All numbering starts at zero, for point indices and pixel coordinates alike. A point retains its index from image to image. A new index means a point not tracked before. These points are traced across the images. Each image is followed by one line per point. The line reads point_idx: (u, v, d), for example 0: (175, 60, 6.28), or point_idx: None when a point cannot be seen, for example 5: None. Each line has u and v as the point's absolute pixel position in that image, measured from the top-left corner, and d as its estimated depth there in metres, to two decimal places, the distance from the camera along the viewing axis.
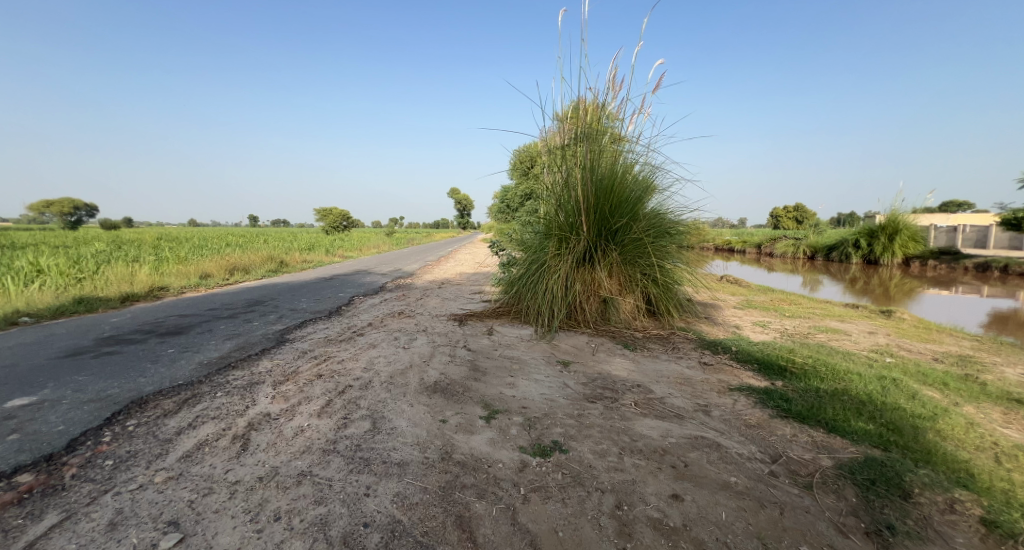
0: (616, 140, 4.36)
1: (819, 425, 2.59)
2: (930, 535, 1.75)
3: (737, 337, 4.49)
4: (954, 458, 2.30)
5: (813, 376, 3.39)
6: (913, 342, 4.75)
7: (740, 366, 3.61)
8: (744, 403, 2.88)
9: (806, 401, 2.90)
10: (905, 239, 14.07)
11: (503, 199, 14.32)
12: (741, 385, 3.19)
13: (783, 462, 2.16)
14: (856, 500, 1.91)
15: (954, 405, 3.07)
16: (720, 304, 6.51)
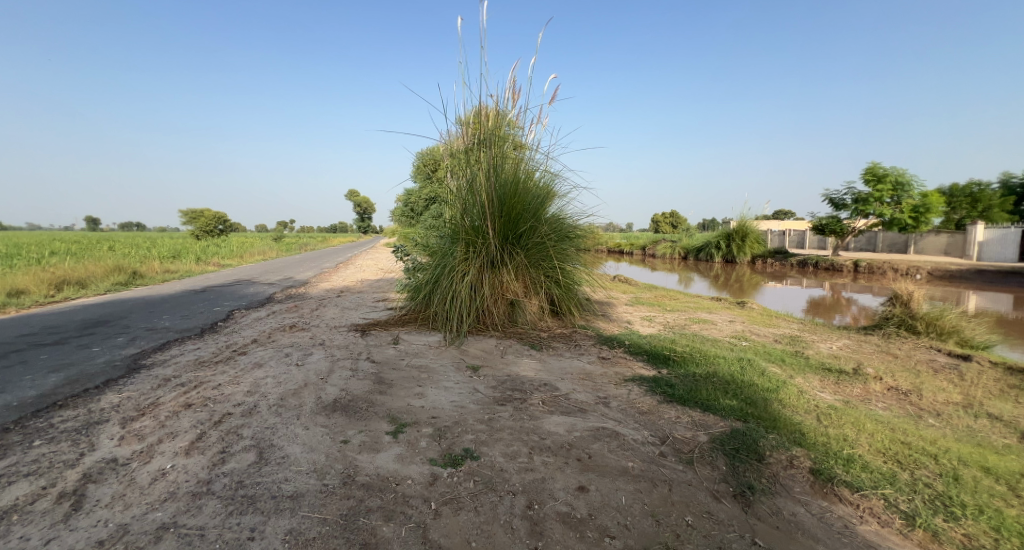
0: (517, 147, 4.45)
1: (697, 405, 2.87)
2: (779, 489, 2.03)
3: (628, 331, 4.84)
4: (793, 422, 2.70)
5: (692, 362, 3.77)
6: (761, 327, 5.59)
7: (631, 358, 3.89)
8: (636, 391, 3.10)
9: (686, 385, 3.21)
10: (750, 242, 16.60)
11: (405, 203, 13.93)
12: (634, 375, 3.43)
13: (670, 442, 2.36)
14: (725, 468, 2.14)
15: (790, 376, 3.65)
16: (614, 302, 6.98)
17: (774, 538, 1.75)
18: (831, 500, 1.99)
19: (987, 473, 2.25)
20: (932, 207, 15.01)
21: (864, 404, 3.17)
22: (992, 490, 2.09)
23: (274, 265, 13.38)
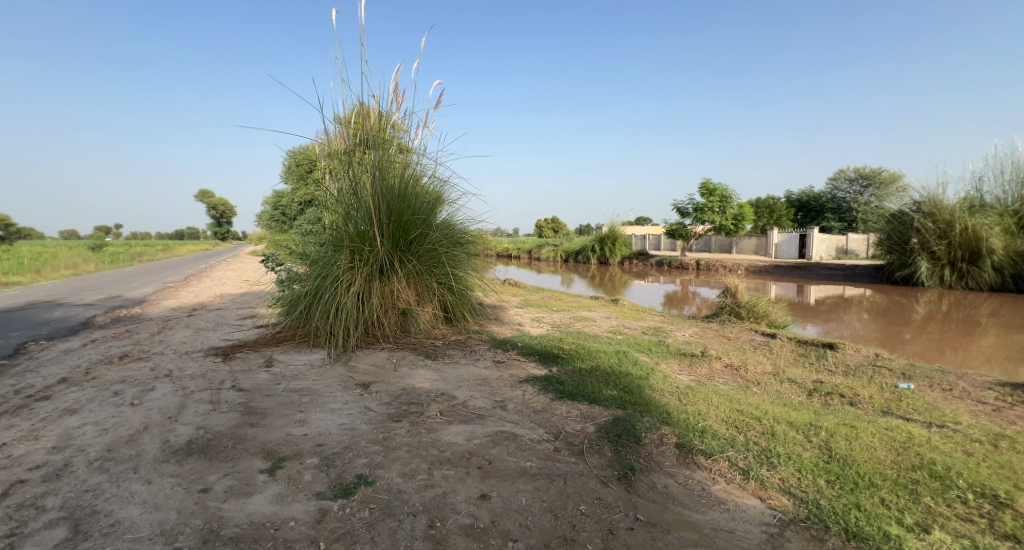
0: (403, 151, 4.25)
1: (585, 399, 3.00)
2: (653, 466, 2.19)
3: (519, 333, 4.93)
4: (661, 404, 2.97)
5: (578, 358, 3.96)
6: (632, 321, 6.13)
7: (522, 359, 3.94)
8: (531, 391, 3.13)
9: (575, 380, 3.35)
10: (620, 245, 18.29)
11: (273, 207, 12.52)
12: (528, 375, 3.48)
13: (562, 436, 2.41)
14: (611, 454, 2.26)
15: (659, 364, 4.03)
16: (505, 305, 7.08)
17: (653, 511, 1.86)
18: (694, 469, 2.21)
19: (789, 426, 2.68)
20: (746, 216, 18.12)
21: (711, 381, 3.63)
22: (794, 439, 2.51)
23: (93, 281, 10.90)
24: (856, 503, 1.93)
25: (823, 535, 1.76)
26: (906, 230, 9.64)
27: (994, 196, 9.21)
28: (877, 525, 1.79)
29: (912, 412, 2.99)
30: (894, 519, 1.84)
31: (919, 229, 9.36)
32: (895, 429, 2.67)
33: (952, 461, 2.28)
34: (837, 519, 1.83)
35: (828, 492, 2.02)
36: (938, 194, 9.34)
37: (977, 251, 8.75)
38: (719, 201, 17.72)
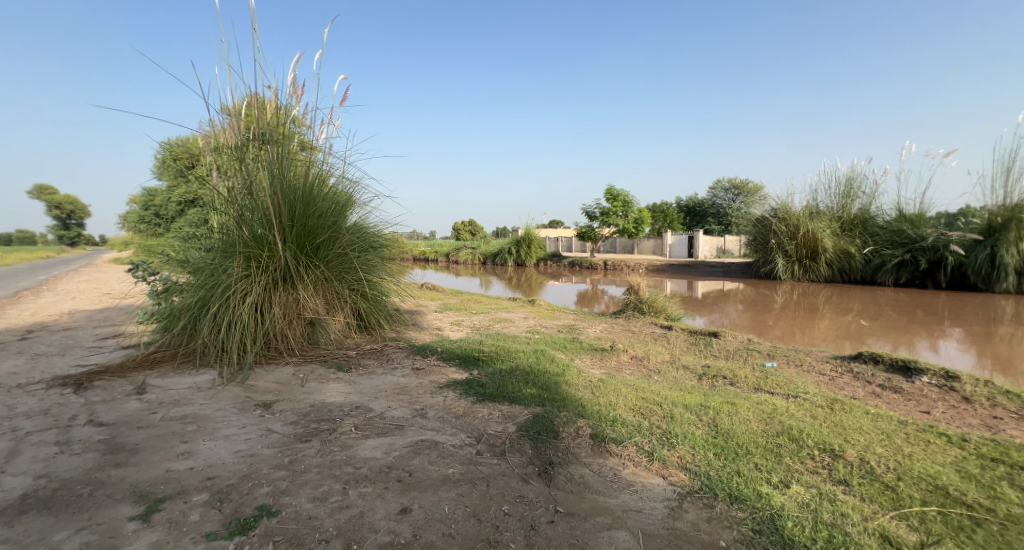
0: (305, 148, 3.92)
1: (505, 399, 2.99)
2: (570, 458, 2.25)
3: (438, 338, 4.81)
4: (576, 398, 3.06)
5: (498, 360, 3.95)
6: (549, 320, 6.30)
7: (442, 364, 3.84)
8: (451, 397, 3.05)
9: (495, 382, 3.33)
10: (535, 247, 18.76)
11: (146, 208, 10.90)
12: (448, 381, 3.39)
13: (484, 439, 2.39)
14: (531, 452, 2.28)
15: (575, 360, 4.16)
16: (422, 310, 6.88)
17: (571, 501, 1.89)
18: (607, 456, 2.29)
19: (684, 408, 2.89)
20: (644, 219, 19.77)
21: (619, 373, 3.83)
22: (688, 419, 2.72)
23: None
24: (736, 470, 2.15)
25: (712, 501, 1.92)
26: (766, 233, 11.08)
27: (826, 205, 10.57)
28: (751, 487, 2.00)
29: (774, 386, 3.41)
30: (764, 480, 2.07)
31: (775, 231, 10.80)
32: (763, 403, 2.99)
33: (803, 424, 2.63)
34: (722, 486, 2.01)
35: (716, 463, 2.22)
36: (788, 203, 10.81)
37: (815, 250, 10.33)
38: (622, 205, 18.99)
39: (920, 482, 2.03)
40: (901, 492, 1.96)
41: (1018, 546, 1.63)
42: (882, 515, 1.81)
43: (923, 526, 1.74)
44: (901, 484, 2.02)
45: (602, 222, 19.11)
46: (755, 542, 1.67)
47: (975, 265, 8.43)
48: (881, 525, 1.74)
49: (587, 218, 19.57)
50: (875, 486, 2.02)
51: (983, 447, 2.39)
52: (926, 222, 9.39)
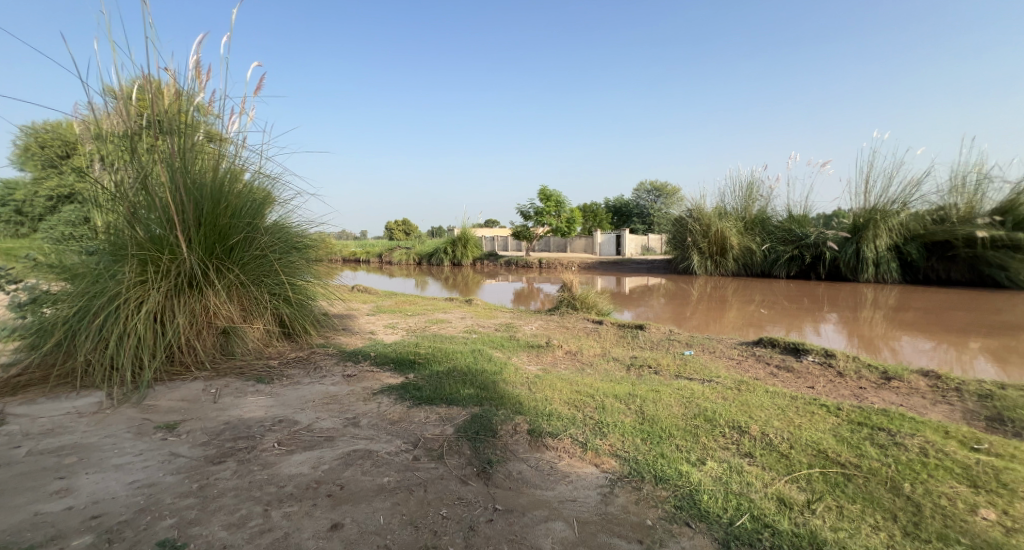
0: (214, 140, 3.55)
1: (442, 402, 2.90)
2: (509, 455, 2.23)
3: (371, 342, 4.58)
4: (513, 395, 3.05)
5: (435, 362, 3.83)
6: (486, 319, 6.24)
7: (376, 369, 3.65)
8: (386, 402, 2.91)
9: (432, 384, 3.22)
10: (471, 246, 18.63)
11: (12, 205, 9.31)
12: (383, 386, 3.23)
13: (421, 444, 2.30)
14: (469, 452, 2.23)
15: (512, 358, 4.15)
16: (353, 313, 6.52)
17: (509, 498, 1.87)
18: (543, 451, 2.30)
19: (614, 398, 2.98)
20: (576, 219, 20.40)
21: (555, 368, 3.88)
22: (618, 409, 2.81)
23: None
24: (661, 453, 2.26)
25: (640, 484, 2.00)
26: (683, 231, 11.90)
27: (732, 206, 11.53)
28: (673, 467, 2.12)
29: (692, 372, 3.64)
30: (684, 459, 2.20)
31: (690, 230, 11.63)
32: (683, 388, 3.16)
33: (715, 406, 2.82)
34: (649, 469, 2.11)
35: (643, 448, 2.32)
36: (700, 204, 11.69)
37: (723, 247, 11.24)
38: (554, 205, 19.43)
39: (807, 449, 2.28)
40: (793, 459, 2.19)
41: (877, 495, 1.90)
42: (778, 480, 2.01)
43: (811, 487, 1.96)
44: (793, 451, 2.25)
45: (535, 221, 19.44)
46: (678, 518, 1.77)
47: (845, 258, 9.55)
48: (778, 489, 1.94)
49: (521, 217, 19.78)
50: (772, 455, 2.23)
51: (854, 413, 2.71)
52: (810, 222, 10.60)
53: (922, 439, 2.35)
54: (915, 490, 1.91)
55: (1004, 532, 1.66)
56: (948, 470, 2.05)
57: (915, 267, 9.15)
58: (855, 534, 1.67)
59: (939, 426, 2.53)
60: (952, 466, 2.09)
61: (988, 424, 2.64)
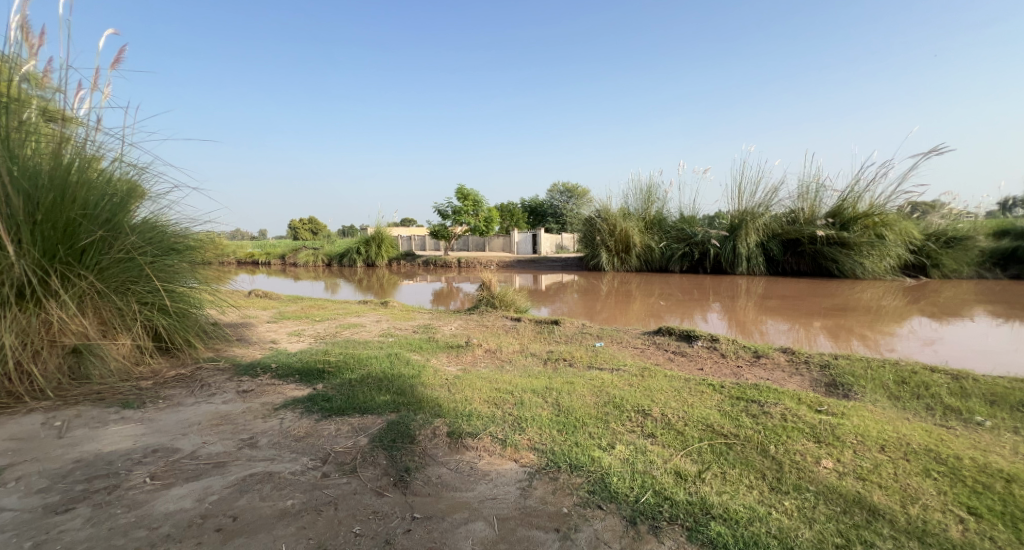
0: (55, 120, 2.94)
1: (355, 411, 2.66)
2: (427, 460, 2.11)
3: (272, 351, 4.08)
4: (432, 398, 2.88)
5: (347, 370, 3.49)
6: (403, 322, 5.93)
7: (278, 381, 3.25)
8: (290, 418, 2.60)
9: (343, 394, 2.94)
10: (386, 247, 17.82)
11: None
12: (286, 400, 2.88)
13: (331, 459, 2.11)
14: (385, 462, 2.08)
15: (430, 360, 3.96)
16: (250, 321, 5.82)
17: (427, 505, 1.77)
18: (463, 452, 2.20)
19: (533, 393, 2.95)
20: (493, 218, 20.49)
21: (475, 368, 3.77)
22: (536, 403, 2.77)
23: None
24: (575, 442, 2.26)
25: (557, 474, 2.00)
26: (592, 230, 12.49)
27: (634, 205, 12.34)
28: (587, 454, 2.14)
29: (603, 362, 3.77)
30: (595, 445, 2.23)
31: (598, 229, 12.25)
32: (594, 378, 3.23)
33: (622, 392, 2.91)
34: (565, 458, 2.11)
35: (560, 439, 2.30)
36: (607, 204, 12.34)
37: (627, 244, 11.97)
38: (472, 204, 19.31)
39: (699, 425, 2.42)
40: (687, 435, 2.32)
41: (751, 458, 2.08)
42: (676, 455, 2.12)
43: (701, 458, 2.10)
44: (687, 428, 2.39)
45: (453, 220, 19.17)
46: (591, 502, 1.80)
47: (725, 254, 10.62)
48: (676, 464, 2.05)
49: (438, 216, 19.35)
50: (670, 433, 2.35)
51: (732, 389, 2.95)
52: (697, 223, 11.68)
53: (781, 406, 2.61)
54: (778, 450, 2.12)
55: (837, 476, 1.91)
56: (798, 429, 2.31)
57: (776, 262, 10.41)
58: (735, 495, 1.82)
59: (792, 394, 2.84)
60: (805, 426, 2.34)
61: (827, 389, 3.06)
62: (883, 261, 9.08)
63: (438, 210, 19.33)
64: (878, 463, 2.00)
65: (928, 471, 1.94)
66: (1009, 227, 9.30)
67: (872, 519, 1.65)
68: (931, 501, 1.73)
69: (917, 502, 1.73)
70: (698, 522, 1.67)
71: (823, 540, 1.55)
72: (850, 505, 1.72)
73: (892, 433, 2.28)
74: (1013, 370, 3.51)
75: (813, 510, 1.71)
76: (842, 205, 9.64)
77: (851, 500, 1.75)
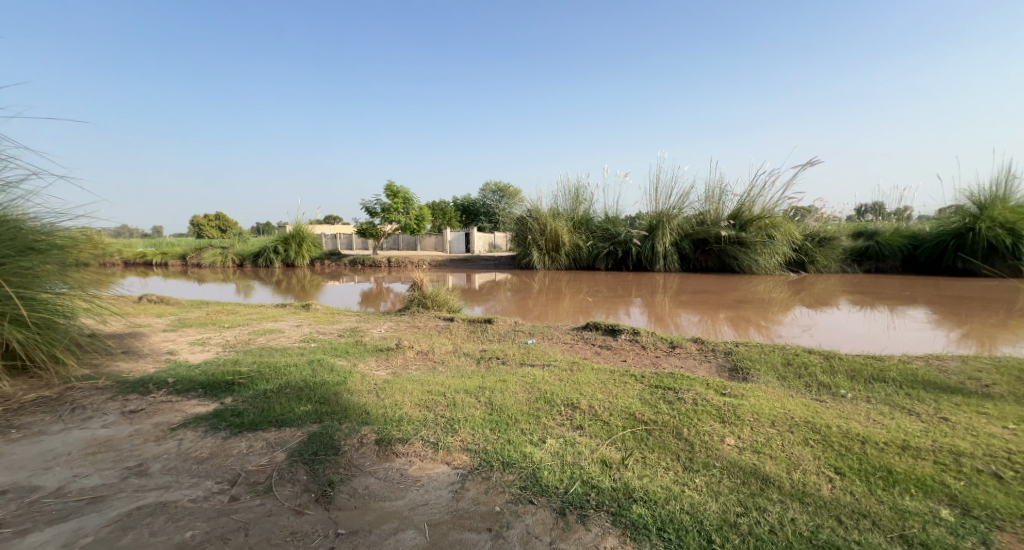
0: None
1: (270, 424, 2.34)
2: (353, 471, 1.90)
3: (170, 364, 3.50)
4: (359, 404, 2.61)
5: (260, 380, 3.07)
6: (327, 325, 5.46)
7: (176, 398, 2.78)
8: (190, 437, 2.23)
9: (256, 407, 2.58)
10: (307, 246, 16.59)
11: None
12: (187, 418, 2.46)
13: (242, 479, 1.85)
14: (306, 477, 1.85)
15: (356, 365, 3.64)
16: (141, 331, 5.03)
17: (353, 518, 1.61)
18: (393, 459, 2.00)
19: (465, 393, 2.78)
20: (424, 217, 19.95)
21: (405, 371, 3.52)
22: (469, 403, 2.62)
23: None
24: (507, 439, 2.15)
25: (490, 473, 1.87)
26: (524, 229, 12.59)
27: (563, 205, 12.61)
28: (519, 450, 2.04)
29: (534, 358, 3.71)
30: (528, 441, 2.14)
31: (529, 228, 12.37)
32: (526, 375, 3.15)
33: (553, 387, 2.86)
34: (498, 456, 1.99)
35: (492, 437, 2.18)
36: (537, 203, 12.48)
37: (557, 243, 12.20)
38: (402, 202, 18.57)
39: (622, 413, 2.42)
40: (612, 424, 2.30)
41: (667, 441, 2.11)
42: (602, 444, 2.09)
43: (624, 445, 2.09)
44: (612, 417, 2.38)
45: (382, 218, 18.35)
46: (522, 497, 1.71)
47: (645, 252, 11.19)
48: (601, 453, 2.01)
49: (366, 214, 18.36)
50: (597, 423, 2.32)
51: (651, 378, 3.02)
52: (620, 222, 12.20)
53: (692, 391, 2.70)
54: (690, 432, 2.17)
55: (739, 451, 1.98)
56: (706, 412, 2.38)
57: (689, 260, 11.16)
58: (654, 477, 1.82)
59: (702, 380, 2.96)
60: (711, 408, 2.43)
61: (729, 373, 3.25)
62: (772, 258, 10.08)
63: (365, 207, 18.34)
64: (768, 436, 2.10)
65: (806, 439, 2.07)
66: (864, 228, 10.67)
67: (764, 486, 1.73)
68: (808, 466, 1.85)
69: (797, 468, 1.84)
70: (622, 506, 1.65)
71: (726, 512, 1.60)
72: (747, 476, 1.79)
73: (779, 409, 2.41)
74: (873, 349, 3.99)
75: (719, 484, 1.76)
76: (741, 208, 10.59)
77: (748, 471, 1.83)
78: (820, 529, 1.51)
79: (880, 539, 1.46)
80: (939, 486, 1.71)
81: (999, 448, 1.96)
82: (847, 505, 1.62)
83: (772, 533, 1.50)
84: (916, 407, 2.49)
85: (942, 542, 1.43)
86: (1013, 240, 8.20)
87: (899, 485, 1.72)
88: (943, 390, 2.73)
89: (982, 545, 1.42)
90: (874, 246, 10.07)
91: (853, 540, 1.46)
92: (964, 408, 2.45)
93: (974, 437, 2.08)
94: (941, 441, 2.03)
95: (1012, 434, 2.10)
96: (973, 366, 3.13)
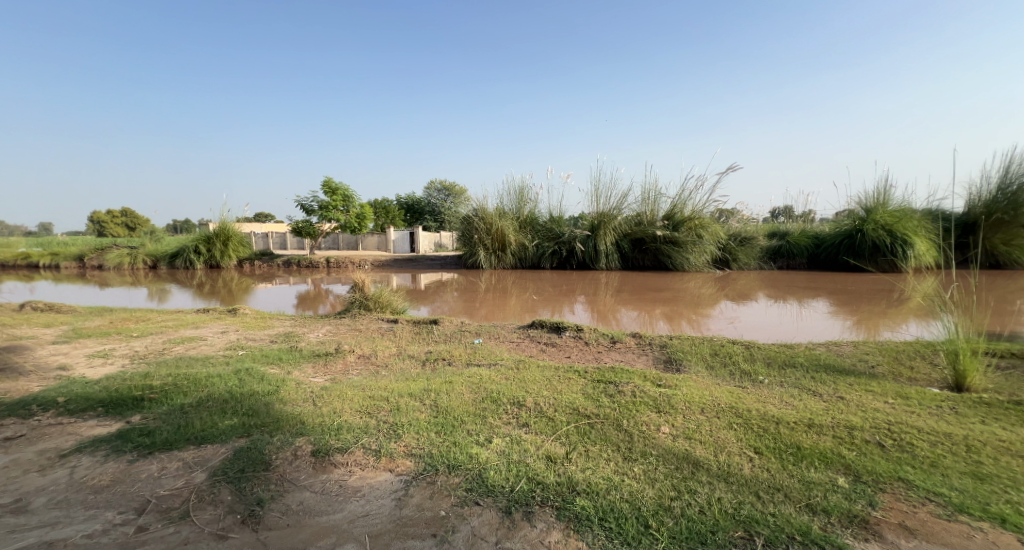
0: None
1: (187, 443, 2.09)
2: (286, 486, 1.74)
3: (61, 382, 3.02)
4: (293, 415, 2.41)
5: (176, 394, 2.75)
6: (256, 331, 5.03)
7: (70, 419, 2.41)
8: (87, 464, 1.93)
9: (170, 425, 2.29)
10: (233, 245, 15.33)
11: None
12: (85, 442, 2.14)
13: (152, 507, 1.62)
14: (230, 498, 1.66)
15: (289, 373, 3.37)
16: (27, 344, 4.35)
17: (284, 538, 1.46)
18: (331, 470, 1.86)
19: (410, 397, 2.66)
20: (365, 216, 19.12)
21: (344, 377, 3.32)
22: (414, 407, 2.50)
23: None
24: (453, 442, 2.07)
25: (435, 477, 1.79)
26: (469, 229, 12.47)
27: (508, 204, 12.63)
28: (464, 452, 1.97)
29: (481, 358, 3.64)
30: (474, 442, 2.07)
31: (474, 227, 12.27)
32: (472, 375, 3.07)
33: (499, 386, 2.81)
34: (442, 459, 1.91)
35: (437, 441, 2.09)
36: (482, 202, 12.40)
37: (502, 242, 12.20)
38: (341, 199, 17.65)
39: (567, 409, 2.42)
40: (557, 420, 2.30)
41: (608, 433, 2.13)
42: (546, 441, 2.07)
43: (568, 440, 2.08)
44: (556, 413, 2.37)
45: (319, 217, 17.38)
46: (468, 499, 1.64)
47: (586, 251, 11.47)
48: (546, 449, 1.99)
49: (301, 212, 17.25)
50: (542, 420, 2.30)
51: (594, 373, 3.06)
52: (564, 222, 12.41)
53: (632, 384, 2.77)
54: (629, 423, 2.21)
55: (673, 438, 2.04)
56: (644, 403, 2.44)
57: (627, 258, 11.58)
58: (596, 468, 1.83)
59: (640, 373, 3.04)
60: (648, 399, 2.49)
61: (664, 365, 3.39)
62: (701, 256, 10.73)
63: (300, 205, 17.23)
64: (699, 423, 2.19)
65: (730, 424, 2.18)
66: (779, 229, 11.64)
67: (694, 470, 1.79)
68: (732, 448, 1.95)
69: (722, 450, 1.93)
70: (566, 500, 1.63)
71: (661, 497, 1.63)
72: (680, 461, 1.85)
73: (708, 397, 2.53)
74: (785, 338, 4.33)
75: (654, 471, 1.80)
76: (674, 209, 11.17)
77: (680, 457, 1.88)
78: (741, 505, 1.58)
79: (791, 509, 1.55)
80: (838, 457, 1.86)
81: (883, 420, 2.18)
82: (764, 481, 1.71)
83: (700, 513, 1.55)
84: (821, 389, 2.72)
85: (840, 507, 1.55)
86: (893, 240, 9.26)
87: (807, 459, 1.85)
88: (843, 372, 3.00)
89: (869, 506, 1.55)
90: (785, 245, 11.02)
91: (769, 512, 1.53)
92: (857, 387, 2.71)
93: (864, 412, 2.29)
94: (838, 417, 2.22)
95: (892, 407, 2.35)
96: (864, 349, 3.48)
